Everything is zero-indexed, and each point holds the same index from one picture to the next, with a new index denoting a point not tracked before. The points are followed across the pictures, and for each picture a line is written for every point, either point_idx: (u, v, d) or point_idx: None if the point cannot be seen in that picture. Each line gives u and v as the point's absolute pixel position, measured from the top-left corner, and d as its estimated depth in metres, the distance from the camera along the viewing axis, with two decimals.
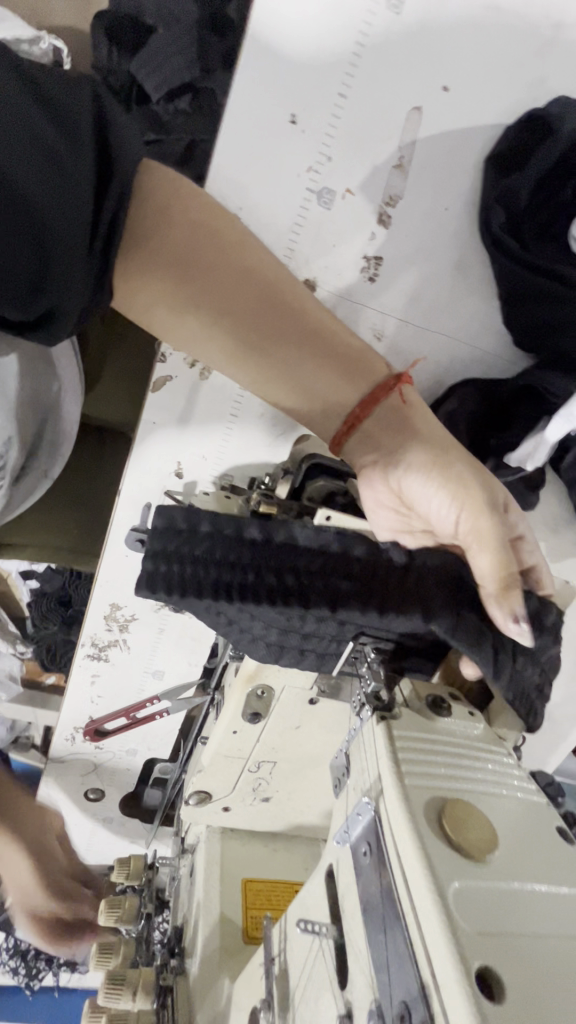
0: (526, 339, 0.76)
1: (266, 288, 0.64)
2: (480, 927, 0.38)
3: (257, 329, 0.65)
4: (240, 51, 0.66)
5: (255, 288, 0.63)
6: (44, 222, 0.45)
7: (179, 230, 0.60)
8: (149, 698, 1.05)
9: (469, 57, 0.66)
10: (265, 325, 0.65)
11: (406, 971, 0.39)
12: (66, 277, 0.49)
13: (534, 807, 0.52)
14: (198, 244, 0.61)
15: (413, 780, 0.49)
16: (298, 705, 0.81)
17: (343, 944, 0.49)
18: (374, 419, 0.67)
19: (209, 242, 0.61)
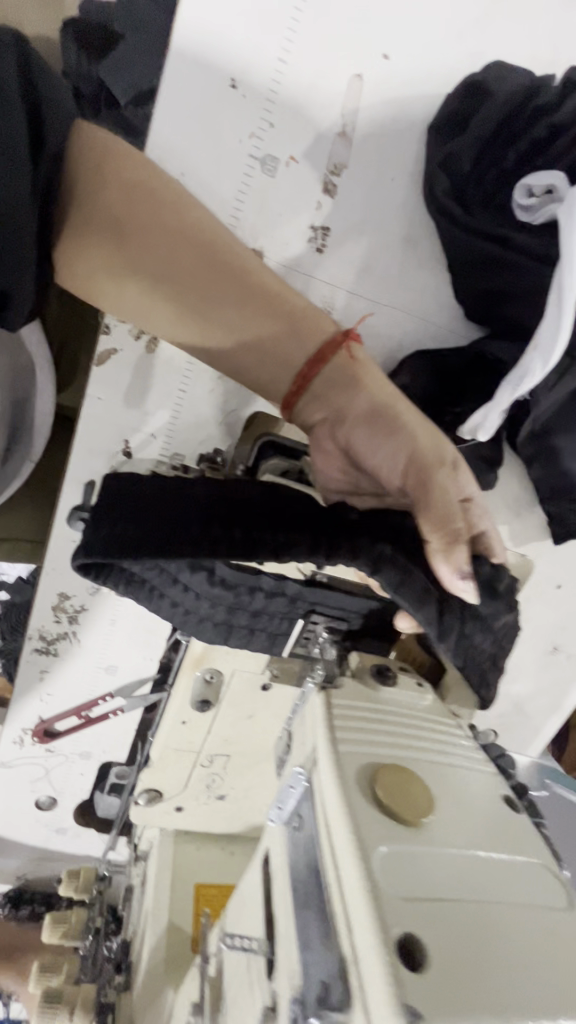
0: (476, 308, 0.75)
1: (205, 246, 0.62)
2: (405, 892, 0.35)
3: (197, 291, 0.62)
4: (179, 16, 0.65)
5: (192, 247, 0.61)
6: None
7: (112, 193, 0.59)
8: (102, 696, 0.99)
9: (406, 27, 0.67)
10: (204, 286, 0.62)
11: (328, 945, 0.35)
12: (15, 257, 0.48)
13: (479, 773, 0.48)
14: (133, 206, 0.60)
15: (348, 746, 0.46)
16: (249, 691, 0.77)
17: (272, 933, 0.44)
18: (322, 380, 0.65)
19: (147, 203, 0.60)
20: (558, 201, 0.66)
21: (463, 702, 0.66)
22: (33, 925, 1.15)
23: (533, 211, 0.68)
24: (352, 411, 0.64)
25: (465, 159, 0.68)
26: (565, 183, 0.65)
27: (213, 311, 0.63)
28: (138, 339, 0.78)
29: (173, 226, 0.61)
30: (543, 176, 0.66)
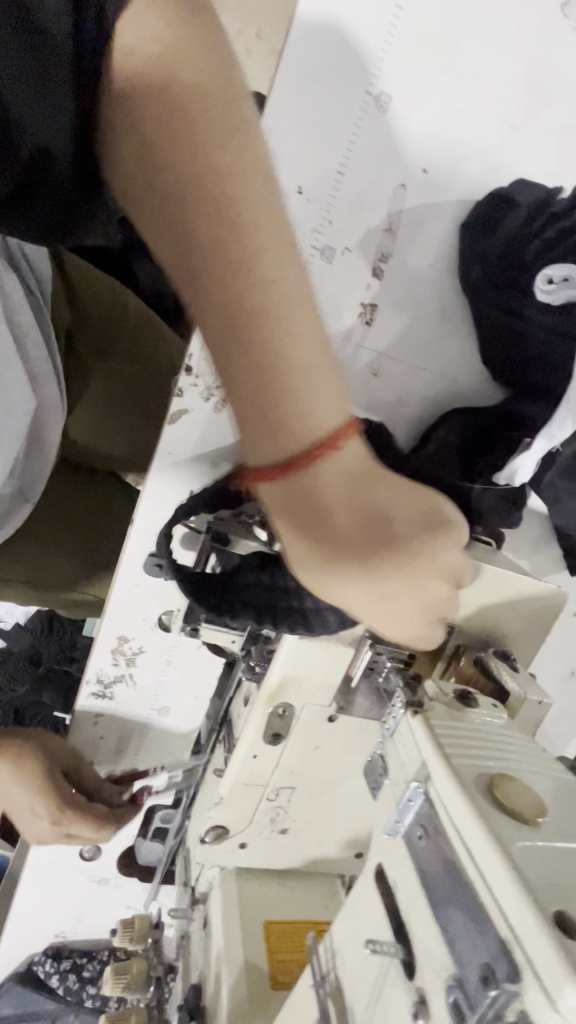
0: (506, 374, 0.87)
1: (244, 286, 0.45)
2: (547, 879, 0.41)
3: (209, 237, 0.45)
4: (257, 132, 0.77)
5: (215, 196, 0.44)
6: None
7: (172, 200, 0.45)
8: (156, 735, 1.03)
9: (442, 149, 0.81)
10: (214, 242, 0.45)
11: (483, 933, 0.41)
12: None
13: (569, 781, 0.55)
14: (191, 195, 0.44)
15: (458, 760, 0.52)
16: (317, 724, 0.82)
17: (405, 942, 0.49)
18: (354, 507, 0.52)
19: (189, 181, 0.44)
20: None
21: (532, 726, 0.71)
22: (74, 985, 1.13)
23: (552, 294, 0.80)
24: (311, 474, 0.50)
25: (494, 250, 0.81)
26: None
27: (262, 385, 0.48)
28: (206, 400, 0.87)
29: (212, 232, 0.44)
30: (560, 268, 0.79)
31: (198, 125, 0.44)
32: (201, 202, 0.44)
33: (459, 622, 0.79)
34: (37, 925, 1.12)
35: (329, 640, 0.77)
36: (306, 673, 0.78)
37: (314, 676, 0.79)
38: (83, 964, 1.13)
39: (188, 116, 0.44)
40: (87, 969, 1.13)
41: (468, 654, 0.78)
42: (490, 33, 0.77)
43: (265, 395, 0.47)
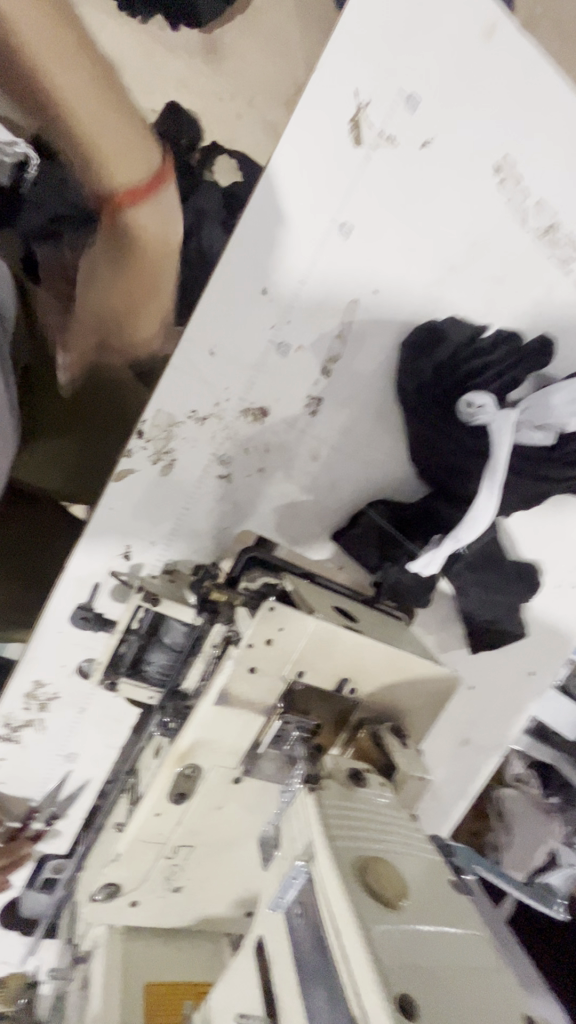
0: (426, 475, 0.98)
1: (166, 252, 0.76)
2: (397, 961, 0.47)
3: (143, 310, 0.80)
4: (232, 234, 0.85)
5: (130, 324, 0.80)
6: None
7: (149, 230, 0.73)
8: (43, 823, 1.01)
9: (391, 277, 0.92)
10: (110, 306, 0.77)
11: (340, 1010, 0.46)
12: None
13: (434, 863, 0.62)
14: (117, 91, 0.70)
15: (339, 842, 0.58)
16: (222, 786, 0.86)
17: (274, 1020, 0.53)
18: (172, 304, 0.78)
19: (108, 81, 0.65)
20: (491, 419, 0.89)
21: (412, 796, 0.78)
22: None
23: (470, 419, 0.91)
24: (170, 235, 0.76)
25: (428, 371, 0.93)
26: (493, 405, 0.90)
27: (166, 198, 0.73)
28: (154, 463, 0.91)
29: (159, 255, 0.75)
30: (479, 397, 0.90)
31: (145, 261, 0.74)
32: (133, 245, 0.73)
33: (365, 698, 0.87)
34: None
35: (241, 708, 0.81)
36: (216, 737, 0.82)
37: (224, 742, 0.83)
38: None
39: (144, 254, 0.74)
40: None
41: (366, 728, 0.86)
42: (442, 191, 0.90)
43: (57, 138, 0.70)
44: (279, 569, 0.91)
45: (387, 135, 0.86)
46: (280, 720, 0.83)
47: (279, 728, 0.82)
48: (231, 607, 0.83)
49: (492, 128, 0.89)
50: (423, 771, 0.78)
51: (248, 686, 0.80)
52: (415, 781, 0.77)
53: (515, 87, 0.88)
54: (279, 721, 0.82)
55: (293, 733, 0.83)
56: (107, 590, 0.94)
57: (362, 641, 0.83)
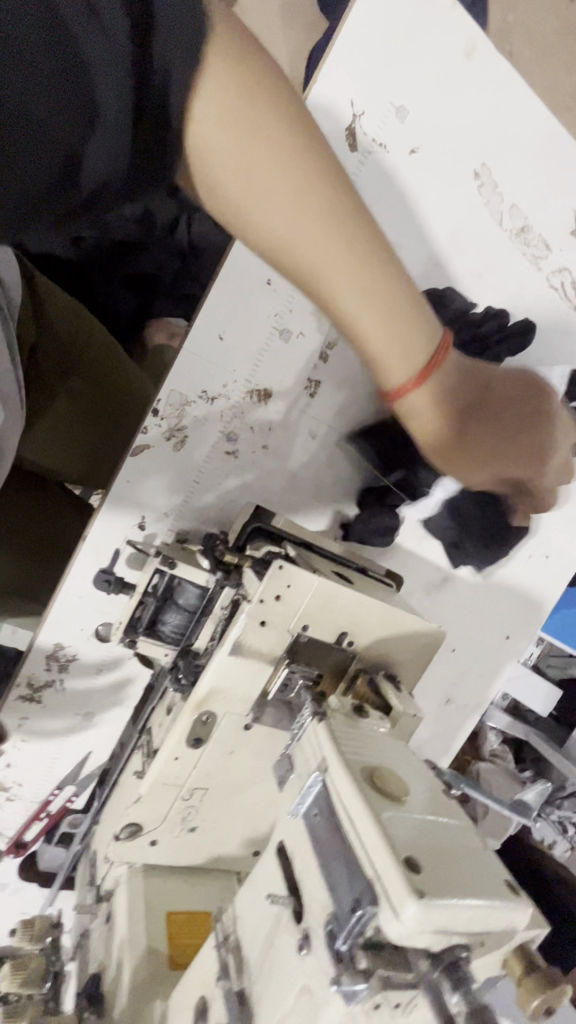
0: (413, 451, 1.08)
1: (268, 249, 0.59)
2: (402, 836, 0.57)
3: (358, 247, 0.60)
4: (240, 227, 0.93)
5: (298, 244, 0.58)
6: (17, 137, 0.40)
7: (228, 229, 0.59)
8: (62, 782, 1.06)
9: None
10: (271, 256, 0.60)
11: (355, 875, 0.56)
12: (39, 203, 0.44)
13: (428, 776, 0.72)
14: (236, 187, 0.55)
15: (350, 755, 0.67)
16: (234, 730, 0.95)
17: (298, 900, 0.62)
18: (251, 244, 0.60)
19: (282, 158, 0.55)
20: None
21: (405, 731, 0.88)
22: None
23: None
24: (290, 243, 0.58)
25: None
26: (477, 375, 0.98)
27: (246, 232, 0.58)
28: (167, 438, 0.99)
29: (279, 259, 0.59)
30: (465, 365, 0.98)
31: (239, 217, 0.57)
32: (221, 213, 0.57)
33: (362, 650, 0.96)
34: None
35: (253, 658, 0.90)
36: (230, 685, 0.91)
37: (237, 689, 0.92)
38: None
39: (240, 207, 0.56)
40: None
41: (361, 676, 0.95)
42: (427, 192, 1.00)
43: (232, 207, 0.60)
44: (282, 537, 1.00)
45: (379, 140, 0.95)
46: (287, 669, 0.92)
47: (286, 676, 0.92)
48: (238, 572, 0.92)
49: (473, 136, 0.99)
50: (415, 709, 0.89)
51: (259, 638, 0.89)
52: (409, 717, 0.87)
53: (493, 99, 0.97)
54: (286, 669, 0.91)
55: (298, 680, 0.92)
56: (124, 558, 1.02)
57: (360, 597, 0.93)
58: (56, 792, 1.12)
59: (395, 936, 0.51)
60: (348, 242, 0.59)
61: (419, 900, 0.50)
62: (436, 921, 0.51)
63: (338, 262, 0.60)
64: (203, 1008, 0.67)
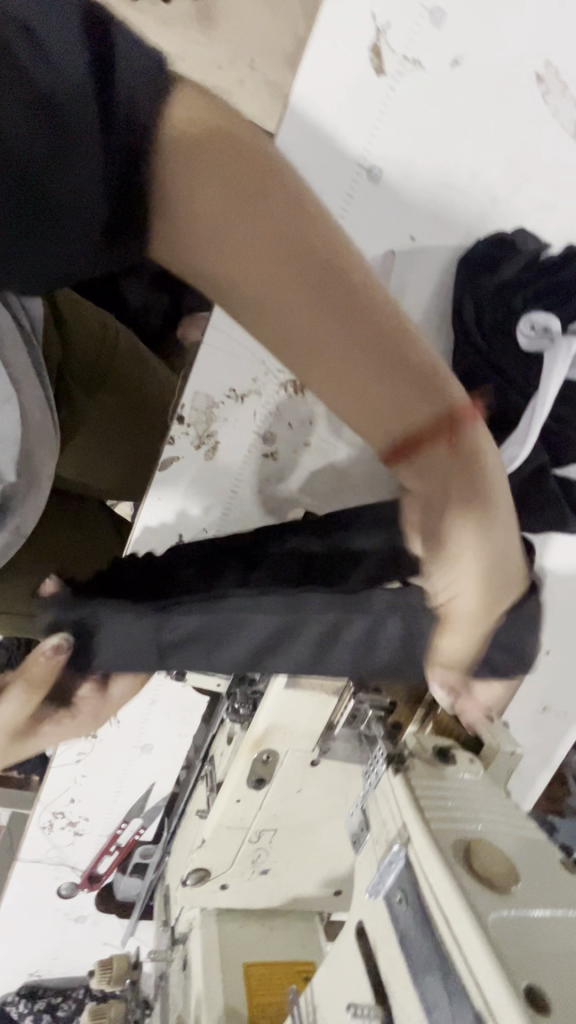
0: (480, 427, 0.91)
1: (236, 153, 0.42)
2: (517, 950, 0.44)
3: (305, 276, 0.44)
4: None
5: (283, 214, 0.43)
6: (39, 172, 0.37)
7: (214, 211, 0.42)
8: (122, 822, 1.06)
9: (428, 220, 0.85)
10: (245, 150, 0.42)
11: (458, 1000, 0.43)
12: (73, 234, 0.39)
13: (542, 842, 0.57)
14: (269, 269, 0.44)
15: (438, 826, 0.54)
16: (300, 768, 0.84)
17: (386, 1011, 0.51)
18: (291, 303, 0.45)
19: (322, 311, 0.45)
20: (549, 344, 0.81)
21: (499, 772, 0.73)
22: None
23: (530, 341, 0.82)
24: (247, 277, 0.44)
25: (486, 308, 0.85)
26: (558, 329, 0.80)
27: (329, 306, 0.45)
28: (198, 447, 0.89)
29: (254, 250, 0.43)
30: (542, 317, 0.80)
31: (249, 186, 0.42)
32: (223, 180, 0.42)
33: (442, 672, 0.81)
34: (11, 964, 1.11)
35: (312, 690, 0.79)
36: (290, 720, 0.80)
37: (298, 724, 0.81)
38: (57, 1005, 1.12)
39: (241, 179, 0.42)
40: (61, 1010, 1.12)
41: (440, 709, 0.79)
42: (478, 111, 0.81)
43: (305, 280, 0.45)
44: None
45: (412, 58, 0.78)
46: (352, 699, 0.79)
47: (352, 707, 0.79)
48: None
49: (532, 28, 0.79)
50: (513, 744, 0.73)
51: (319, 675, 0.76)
52: (506, 758, 0.71)
53: None
54: (352, 700, 0.79)
55: (367, 711, 0.79)
56: None
57: None
58: (123, 826, 1.07)
59: None
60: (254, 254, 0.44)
61: None
62: None
63: (284, 307, 0.45)
64: None
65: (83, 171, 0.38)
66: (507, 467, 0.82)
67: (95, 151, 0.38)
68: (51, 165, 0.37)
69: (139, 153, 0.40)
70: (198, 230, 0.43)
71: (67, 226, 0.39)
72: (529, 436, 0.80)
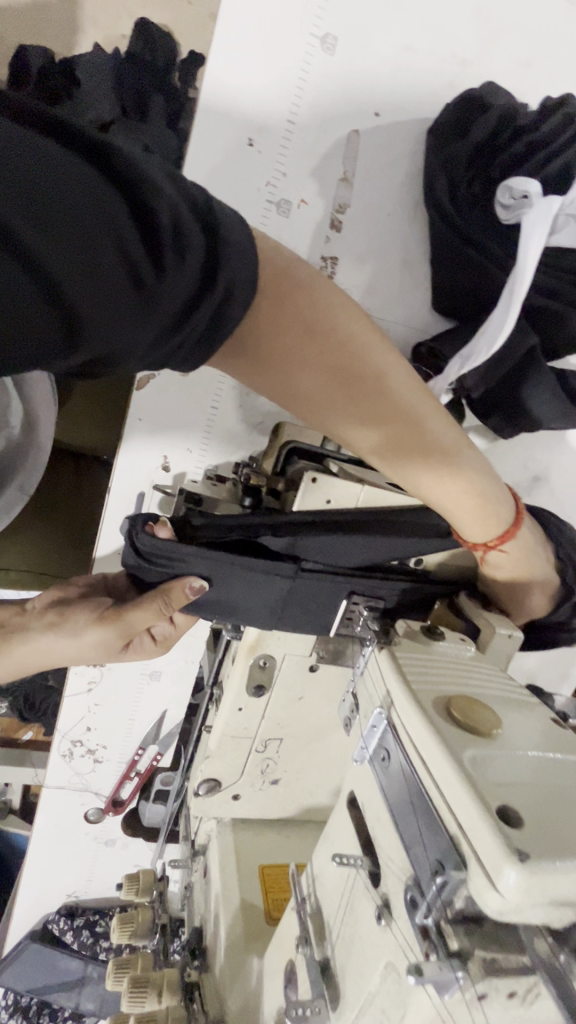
0: (464, 315, 0.87)
1: (331, 341, 0.49)
2: (493, 779, 0.43)
3: (344, 383, 0.50)
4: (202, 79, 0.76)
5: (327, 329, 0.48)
6: (73, 288, 0.33)
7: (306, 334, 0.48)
8: (139, 749, 1.08)
9: (392, 95, 0.81)
10: (316, 328, 0.48)
11: (434, 831, 0.43)
12: (105, 330, 0.36)
13: (532, 701, 0.56)
14: (339, 369, 0.50)
15: (418, 686, 0.53)
16: (299, 674, 0.84)
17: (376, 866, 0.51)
18: (331, 388, 0.50)
19: (364, 399, 0.51)
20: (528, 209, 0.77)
21: (496, 659, 0.68)
22: (87, 942, 1.16)
23: (510, 213, 0.80)
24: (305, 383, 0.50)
25: (460, 183, 0.80)
26: (537, 191, 0.75)
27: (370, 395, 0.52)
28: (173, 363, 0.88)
29: (319, 354, 0.49)
30: (521, 181, 0.77)
31: (339, 347, 0.49)
32: (311, 324, 0.48)
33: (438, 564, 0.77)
34: (49, 886, 1.17)
35: None
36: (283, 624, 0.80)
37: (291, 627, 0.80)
38: (95, 923, 1.18)
39: (333, 339, 0.49)
40: (99, 927, 1.18)
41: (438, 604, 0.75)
42: None
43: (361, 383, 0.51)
44: (325, 457, 0.83)
45: None
46: (346, 598, 0.72)
47: (344, 608, 0.72)
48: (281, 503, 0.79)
49: None
50: (511, 628, 0.68)
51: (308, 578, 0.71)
52: (503, 638, 0.66)
53: None
54: (347, 602, 0.71)
55: (362, 611, 0.72)
56: (155, 504, 0.94)
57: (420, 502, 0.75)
58: (141, 752, 1.09)
59: (494, 913, 0.37)
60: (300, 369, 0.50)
61: (523, 865, 0.36)
62: (553, 892, 0.36)
63: (331, 413, 0.52)
64: (291, 976, 0.59)
65: (131, 311, 0.36)
66: (492, 347, 0.77)
67: (132, 299, 0.36)
68: (46, 227, 0.32)
69: (216, 314, 0.42)
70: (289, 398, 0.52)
71: (89, 337, 0.35)
72: (511, 309, 0.74)
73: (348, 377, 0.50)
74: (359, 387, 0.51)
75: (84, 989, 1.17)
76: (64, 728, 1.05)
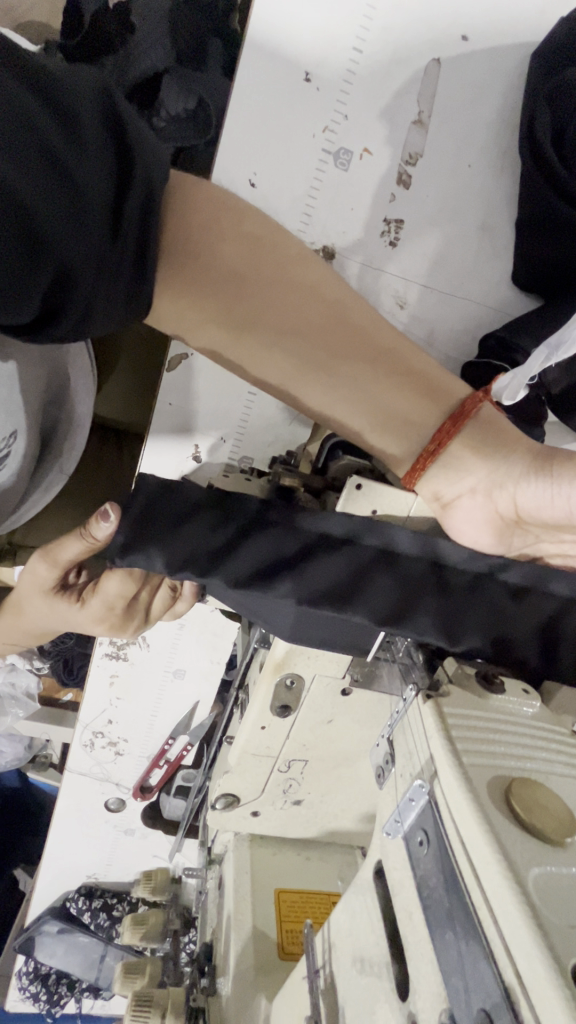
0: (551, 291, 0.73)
1: (276, 258, 0.57)
2: (565, 919, 0.33)
3: (273, 279, 0.56)
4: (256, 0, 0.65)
5: (254, 246, 0.56)
6: (35, 202, 0.39)
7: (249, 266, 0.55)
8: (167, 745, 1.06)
9: (484, 17, 0.67)
10: (276, 271, 0.56)
11: (482, 969, 0.34)
12: (76, 235, 0.42)
13: None
14: (264, 270, 0.56)
15: (471, 758, 0.43)
16: (329, 697, 0.75)
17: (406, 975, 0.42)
18: (287, 307, 0.57)
19: (279, 274, 0.56)
20: None
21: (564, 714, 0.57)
22: (103, 924, 1.17)
23: None
24: (266, 303, 0.57)
25: (569, 122, 0.66)
26: None
27: (281, 310, 0.57)
28: None
29: (268, 283, 0.56)
30: None
31: (273, 255, 0.57)
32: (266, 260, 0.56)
33: (504, 589, 0.62)
34: (70, 866, 1.18)
35: None
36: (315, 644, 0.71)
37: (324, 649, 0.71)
38: (113, 906, 1.19)
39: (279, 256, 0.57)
40: (116, 910, 1.18)
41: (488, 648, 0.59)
42: None
43: (283, 308, 0.57)
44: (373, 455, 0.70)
45: None
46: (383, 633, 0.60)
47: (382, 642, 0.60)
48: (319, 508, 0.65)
49: None
50: None
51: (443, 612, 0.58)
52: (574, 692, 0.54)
53: None
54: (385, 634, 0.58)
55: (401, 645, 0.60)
56: None
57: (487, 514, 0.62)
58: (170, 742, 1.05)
59: None
60: (282, 324, 0.58)
61: None
62: None
63: (275, 300, 0.57)
64: None
65: (68, 213, 0.41)
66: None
67: (94, 216, 0.42)
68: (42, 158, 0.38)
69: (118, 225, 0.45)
70: (259, 303, 0.57)
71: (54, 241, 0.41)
72: None
73: (274, 282, 0.56)
74: (276, 270, 0.56)
75: (100, 967, 1.18)
76: (88, 715, 1.03)
